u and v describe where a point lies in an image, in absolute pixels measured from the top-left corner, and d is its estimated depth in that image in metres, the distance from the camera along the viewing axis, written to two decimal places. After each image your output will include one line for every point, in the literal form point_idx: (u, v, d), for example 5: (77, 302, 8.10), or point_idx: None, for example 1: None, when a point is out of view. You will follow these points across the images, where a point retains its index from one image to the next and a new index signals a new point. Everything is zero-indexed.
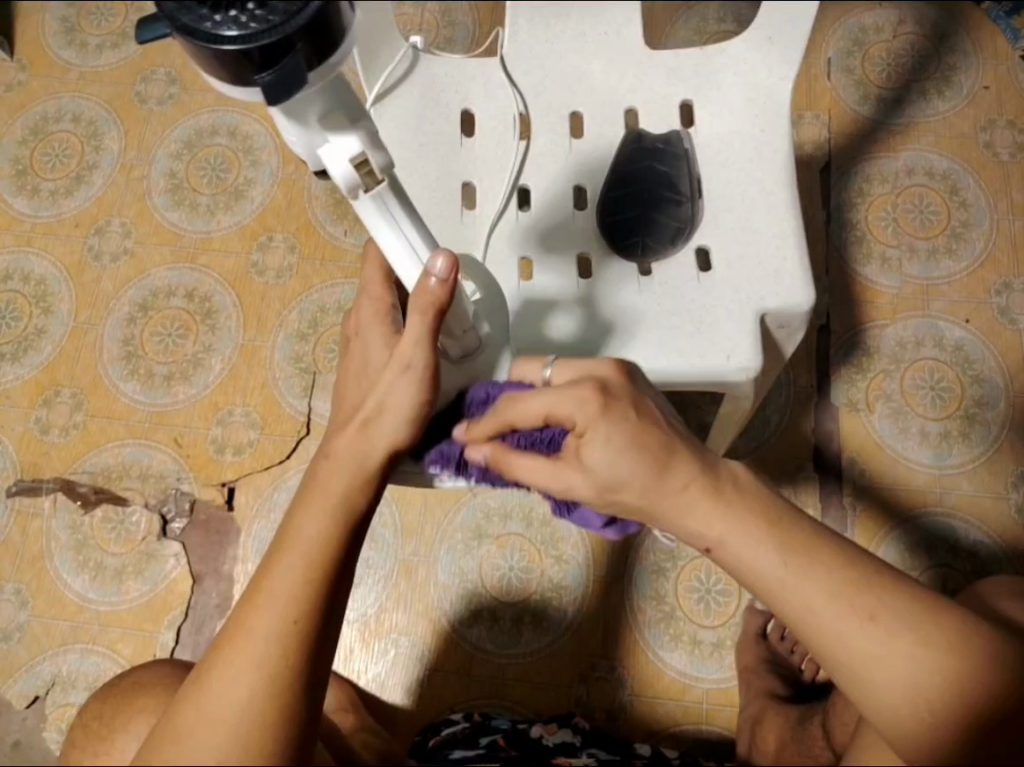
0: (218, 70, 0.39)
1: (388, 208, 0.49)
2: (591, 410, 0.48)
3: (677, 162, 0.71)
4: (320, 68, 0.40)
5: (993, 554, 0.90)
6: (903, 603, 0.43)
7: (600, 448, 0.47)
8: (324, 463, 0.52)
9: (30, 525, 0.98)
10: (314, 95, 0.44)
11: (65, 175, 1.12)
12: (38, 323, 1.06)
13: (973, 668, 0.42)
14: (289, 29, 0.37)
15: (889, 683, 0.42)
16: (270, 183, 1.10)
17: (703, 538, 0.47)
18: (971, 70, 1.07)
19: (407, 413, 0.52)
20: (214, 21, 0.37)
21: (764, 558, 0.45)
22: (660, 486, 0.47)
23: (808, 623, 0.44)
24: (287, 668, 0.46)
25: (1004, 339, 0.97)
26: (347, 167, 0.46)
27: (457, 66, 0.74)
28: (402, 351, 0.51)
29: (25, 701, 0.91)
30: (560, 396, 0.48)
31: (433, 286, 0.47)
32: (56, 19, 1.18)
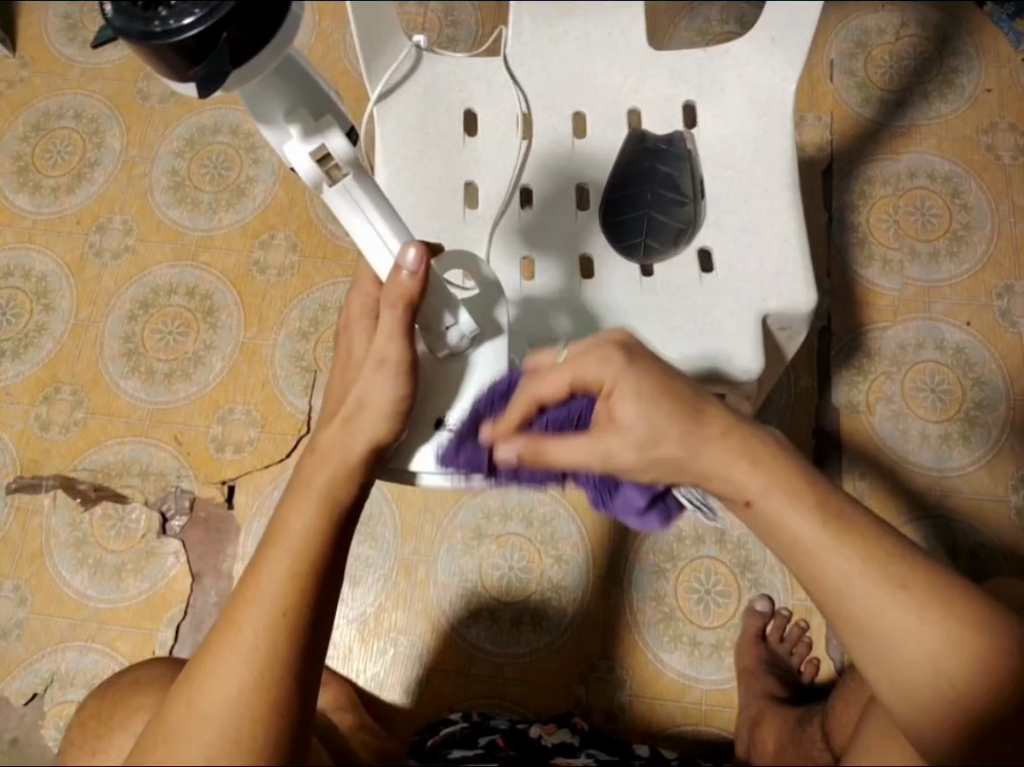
0: (172, 69, 0.41)
1: (350, 195, 0.52)
2: (615, 366, 0.49)
3: (679, 163, 0.71)
4: (267, 49, 0.42)
5: (993, 557, 0.91)
6: (928, 573, 0.45)
7: (631, 404, 0.49)
8: (311, 458, 0.53)
9: (29, 522, 0.98)
10: (269, 92, 0.47)
11: (66, 172, 1.12)
12: (38, 320, 1.06)
13: (992, 648, 0.43)
14: (224, 11, 0.39)
15: (910, 656, 0.43)
16: (272, 181, 1.10)
17: (743, 489, 0.47)
18: (973, 73, 1.07)
19: (387, 410, 0.52)
20: (148, 18, 0.39)
21: (799, 516, 0.45)
22: (700, 435, 0.48)
23: (836, 585, 0.45)
24: (278, 660, 0.46)
25: (1005, 341, 0.97)
26: (310, 161, 0.50)
27: (460, 66, 0.74)
28: (377, 346, 0.52)
29: (24, 699, 0.91)
30: (582, 358, 0.50)
31: (405, 278, 0.50)
32: (58, 16, 1.18)
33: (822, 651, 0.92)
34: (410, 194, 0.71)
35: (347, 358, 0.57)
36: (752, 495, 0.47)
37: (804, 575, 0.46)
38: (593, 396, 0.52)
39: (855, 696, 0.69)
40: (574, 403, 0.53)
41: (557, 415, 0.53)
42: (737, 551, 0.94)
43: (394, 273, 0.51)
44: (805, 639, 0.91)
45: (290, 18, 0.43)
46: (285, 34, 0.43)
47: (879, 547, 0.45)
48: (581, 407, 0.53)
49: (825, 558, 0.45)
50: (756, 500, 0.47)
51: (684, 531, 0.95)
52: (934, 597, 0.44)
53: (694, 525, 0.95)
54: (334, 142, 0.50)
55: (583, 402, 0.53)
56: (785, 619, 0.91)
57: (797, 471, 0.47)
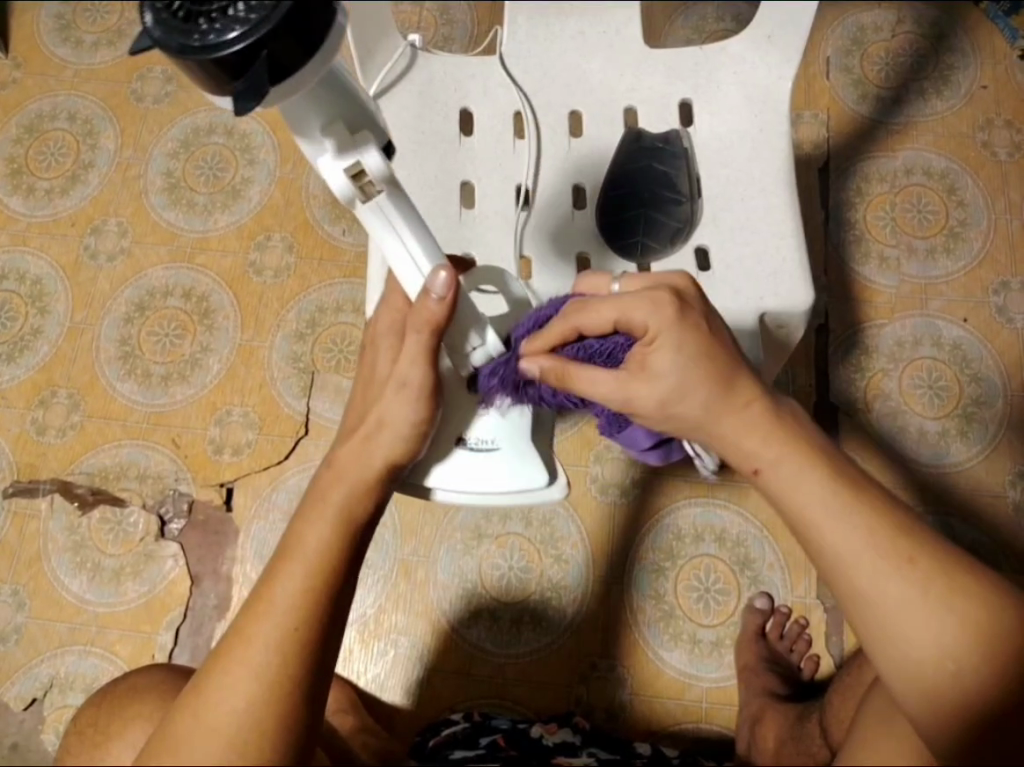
0: (214, 83, 0.41)
1: (384, 213, 0.51)
2: (667, 314, 0.49)
3: (676, 161, 0.71)
4: (309, 64, 0.42)
5: (991, 552, 0.91)
6: (937, 552, 0.45)
7: (671, 355, 0.48)
8: (328, 473, 0.53)
9: (27, 526, 0.97)
10: (310, 107, 0.47)
11: (61, 174, 1.11)
12: (34, 323, 1.05)
13: (998, 631, 0.43)
14: (268, 27, 0.38)
15: (913, 634, 0.43)
16: (268, 183, 1.09)
17: (754, 457, 0.48)
18: (969, 70, 1.07)
19: (407, 429, 0.54)
20: (190, 33, 0.39)
21: (811, 487, 0.46)
22: (725, 403, 0.48)
23: (842, 560, 0.45)
24: (285, 676, 0.46)
25: (1002, 337, 0.98)
26: (344, 176, 0.50)
27: (455, 65, 0.74)
28: (400, 369, 0.54)
29: (23, 704, 0.91)
30: (635, 299, 0.49)
31: (433, 303, 0.50)
32: (50, 17, 1.17)
33: (822, 648, 0.92)
34: (406, 194, 0.71)
35: (367, 376, 0.57)
36: (762, 462, 0.48)
37: (810, 546, 0.47)
38: (630, 337, 0.52)
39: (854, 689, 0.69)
40: (612, 339, 0.52)
41: (592, 346, 0.53)
42: (736, 550, 0.94)
43: (421, 295, 0.51)
44: (805, 636, 0.91)
45: (331, 34, 0.42)
46: (326, 49, 0.42)
47: (889, 523, 0.45)
48: (617, 344, 0.53)
49: (832, 531, 0.45)
50: (766, 468, 0.48)
51: (683, 529, 0.95)
52: (941, 576, 0.44)
53: (693, 523, 0.96)
54: (370, 159, 0.50)
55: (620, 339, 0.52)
56: (786, 617, 0.91)
57: (812, 444, 0.48)
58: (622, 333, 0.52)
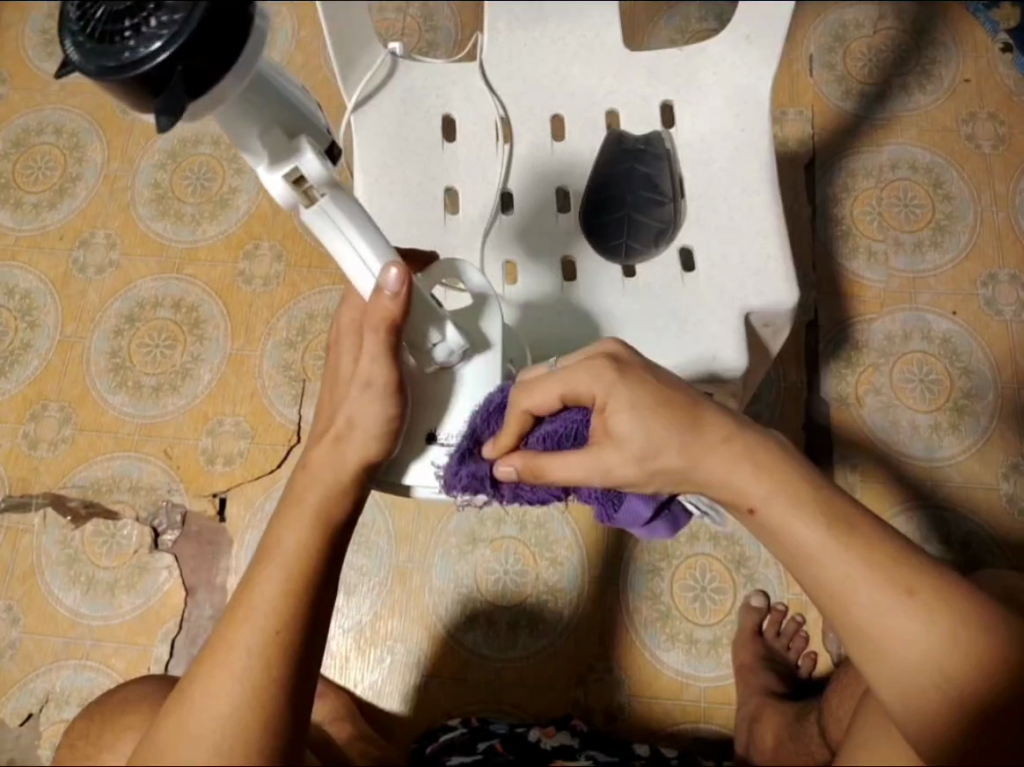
0: (140, 103, 0.41)
1: (330, 216, 0.51)
2: (607, 380, 0.50)
3: (658, 162, 0.71)
4: (229, 74, 0.42)
5: (986, 545, 0.91)
6: (937, 581, 0.45)
7: (627, 417, 0.50)
8: (304, 473, 0.54)
9: (20, 541, 0.97)
10: (241, 116, 0.46)
11: (48, 187, 1.11)
12: (24, 337, 1.05)
13: (1000, 659, 0.43)
14: (182, 39, 0.39)
15: (913, 662, 0.43)
16: (256, 192, 1.09)
17: (747, 494, 0.48)
18: (951, 64, 1.07)
19: (375, 428, 0.55)
20: (111, 54, 0.39)
21: (806, 522, 0.46)
22: (700, 443, 0.49)
23: (840, 591, 0.45)
24: (269, 678, 0.47)
25: (991, 330, 0.98)
26: (285, 182, 0.50)
27: (437, 73, 0.73)
28: (362, 367, 0.54)
29: (19, 719, 0.91)
30: (574, 372, 0.51)
31: (386, 299, 0.50)
32: (36, 32, 1.18)
33: (819, 644, 0.92)
34: (391, 202, 0.71)
35: (331, 374, 0.58)
36: (756, 501, 0.48)
37: (807, 579, 0.46)
38: (586, 411, 0.53)
39: (850, 691, 0.69)
40: (570, 419, 0.54)
41: (554, 432, 0.55)
42: (731, 548, 0.94)
43: (375, 293, 0.51)
44: (802, 632, 0.91)
45: (254, 36, 0.42)
46: (247, 56, 0.42)
47: (885, 554, 0.45)
48: (576, 422, 0.55)
49: (828, 560, 0.45)
50: (761, 507, 0.47)
51: (678, 528, 0.95)
52: (940, 604, 0.44)
53: (688, 523, 0.95)
54: (307, 164, 0.49)
55: (577, 415, 0.54)
56: (781, 616, 0.92)
57: (804, 477, 0.48)
58: (575, 408, 0.54)
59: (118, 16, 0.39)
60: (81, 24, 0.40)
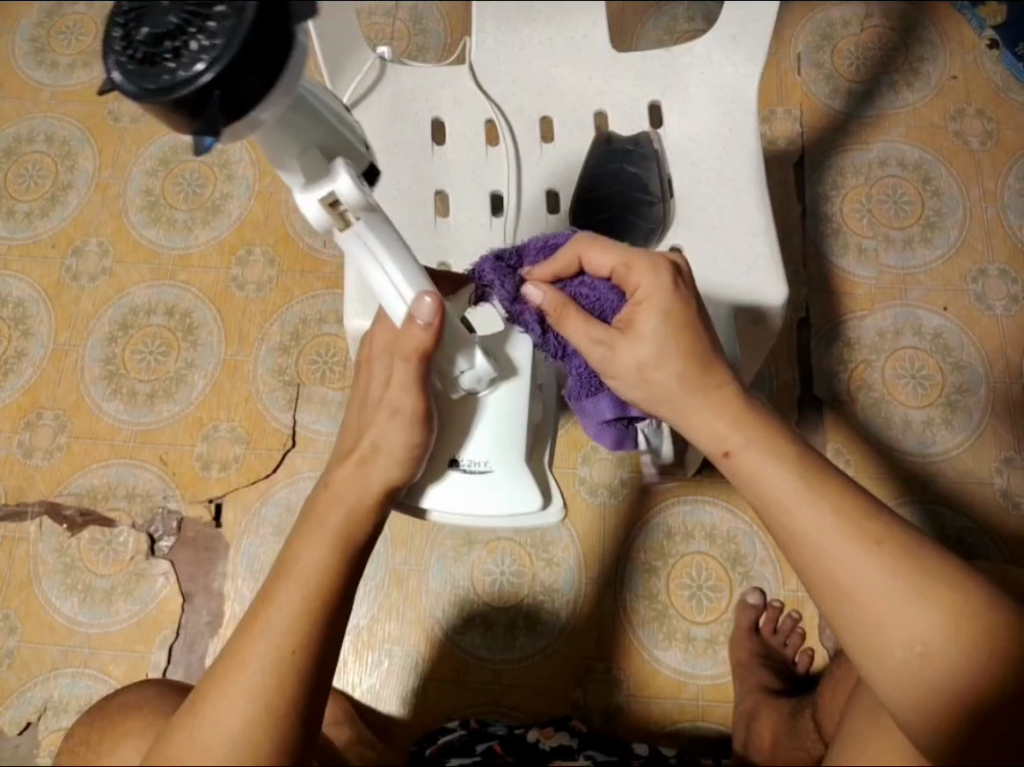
0: (180, 126, 0.39)
1: (365, 242, 0.49)
2: (663, 279, 0.53)
3: (646, 162, 0.71)
4: (270, 95, 0.39)
5: (979, 539, 0.91)
6: (908, 540, 0.46)
7: (654, 321, 0.53)
8: (325, 494, 0.54)
9: (17, 550, 0.97)
10: (279, 135, 0.44)
11: (40, 196, 1.11)
12: (18, 346, 1.05)
13: (968, 615, 0.44)
14: (226, 63, 0.36)
15: (885, 615, 0.44)
16: (247, 197, 1.10)
17: (724, 440, 0.51)
18: (938, 60, 1.08)
19: (400, 454, 0.54)
20: (157, 74, 0.37)
21: (774, 471, 0.49)
22: (696, 385, 0.52)
23: (812, 543, 0.46)
24: (283, 697, 0.47)
25: (982, 325, 0.98)
26: (319, 206, 0.48)
27: (426, 77, 0.74)
28: (391, 394, 0.54)
29: (18, 728, 0.91)
30: (639, 256, 0.54)
31: (418, 330, 0.50)
32: (25, 41, 1.18)
33: (816, 641, 0.93)
34: (382, 205, 0.71)
35: (361, 392, 0.57)
36: (733, 445, 0.51)
37: (782, 532, 0.48)
38: (624, 297, 0.56)
39: (841, 683, 0.71)
40: (605, 294, 0.56)
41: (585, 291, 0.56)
42: (727, 546, 0.95)
43: (407, 322, 0.51)
44: (799, 629, 0.92)
45: (297, 53, 0.40)
46: (287, 79, 0.40)
47: (859, 513, 0.47)
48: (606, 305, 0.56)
49: (805, 520, 0.47)
50: (736, 452, 0.51)
51: (673, 527, 0.96)
52: (914, 561, 0.45)
53: (684, 522, 0.96)
54: (343, 187, 0.47)
55: (613, 298, 0.56)
56: (777, 611, 0.92)
57: (777, 430, 0.51)
58: (617, 291, 0.56)
59: (158, 35, 0.36)
60: (118, 39, 0.37)
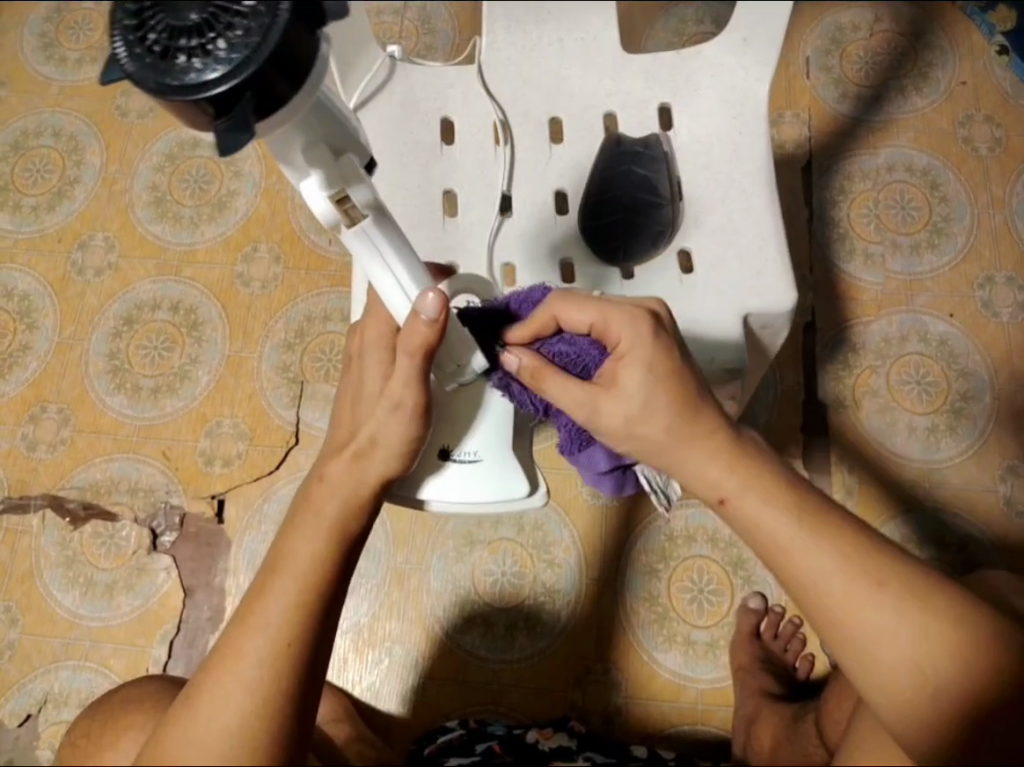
0: (199, 120, 0.37)
1: (370, 240, 0.49)
2: (643, 331, 0.51)
3: (655, 165, 0.71)
4: (297, 94, 0.38)
5: (982, 546, 0.91)
6: (909, 576, 0.46)
7: (638, 375, 0.51)
8: (319, 485, 0.53)
9: (18, 543, 0.97)
10: (295, 133, 0.42)
11: (47, 190, 1.12)
12: (23, 339, 1.05)
13: (972, 646, 0.43)
14: (257, 64, 0.35)
15: (889, 651, 0.44)
16: (254, 194, 1.10)
17: (718, 487, 0.50)
18: (948, 66, 1.08)
19: (398, 448, 0.54)
20: (181, 69, 0.35)
21: (772, 514, 0.48)
22: (688, 432, 0.50)
23: (813, 584, 0.46)
24: (278, 691, 0.47)
25: (988, 332, 0.98)
26: (328, 202, 0.46)
27: (436, 75, 0.74)
28: (392, 390, 0.52)
29: (17, 721, 0.91)
30: (616, 312, 0.52)
31: (422, 326, 0.49)
32: (34, 35, 1.18)
33: (816, 647, 0.93)
34: (391, 203, 0.71)
35: (354, 389, 0.56)
36: (727, 491, 0.49)
37: (783, 574, 0.48)
38: (605, 350, 0.54)
39: (844, 694, 0.71)
40: (585, 351, 0.55)
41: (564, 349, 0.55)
42: (728, 550, 0.95)
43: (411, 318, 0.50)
44: (799, 635, 0.92)
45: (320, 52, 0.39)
46: (313, 78, 0.39)
47: (859, 549, 0.46)
48: (589, 359, 0.55)
49: (804, 562, 0.46)
50: (730, 498, 0.49)
51: (675, 530, 0.96)
52: (915, 593, 0.45)
53: (687, 525, 0.96)
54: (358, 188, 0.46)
55: (594, 351, 0.55)
56: (778, 615, 0.92)
57: (773, 469, 0.50)
58: (597, 345, 0.55)
59: (182, 31, 0.35)
60: (137, 29, 0.35)
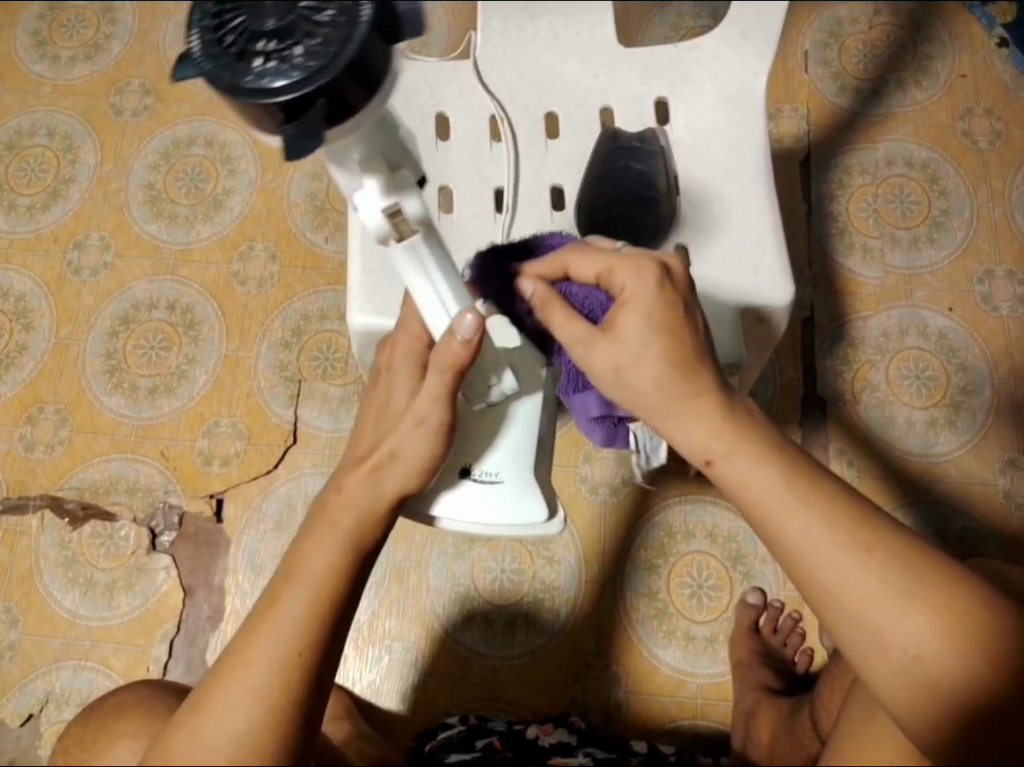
0: (266, 123, 0.38)
1: (415, 254, 0.49)
2: (647, 281, 0.51)
3: (653, 159, 0.70)
4: (366, 107, 0.39)
5: (982, 540, 0.91)
6: (900, 544, 0.45)
7: (637, 322, 0.51)
8: (336, 499, 0.52)
9: (17, 544, 0.97)
10: (356, 142, 0.43)
11: (42, 189, 1.11)
12: (19, 339, 1.05)
13: (959, 615, 0.43)
14: (335, 74, 0.36)
15: (876, 618, 0.44)
16: (249, 192, 1.09)
17: (706, 448, 0.49)
18: (947, 58, 1.07)
19: (418, 464, 0.52)
20: (258, 73, 0.36)
21: (761, 477, 0.47)
22: (682, 391, 0.50)
23: (801, 549, 0.46)
24: (287, 699, 0.47)
25: (988, 326, 0.98)
26: (382, 215, 0.47)
27: (433, 71, 0.74)
28: (418, 403, 0.51)
29: (19, 721, 0.91)
30: (624, 260, 0.52)
31: (457, 345, 0.49)
32: (27, 32, 1.17)
33: (815, 640, 0.93)
34: None
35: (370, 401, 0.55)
36: (715, 453, 0.49)
37: (770, 539, 0.47)
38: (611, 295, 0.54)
39: (838, 684, 0.71)
40: (592, 296, 0.55)
41: (575, 292, 0.56)
42: (727, 545, 0.95)
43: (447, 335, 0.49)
44: (799, 629, 0.92)
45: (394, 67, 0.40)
46: (386, 89, 0.40)
47: (848, 516, 0.46)
48: (597, 303, 0.56)
49: (793, 528, 0.46)
50: (718, 459, 0.49)
51: (674, 526, 0.96)
52: (904, 561, 0.45)
53: (686, 521, 0.96)
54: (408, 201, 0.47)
55: (601, 297, 0.56)
56: (778, 610, 0.92)
57: (762, 434, 0.49)
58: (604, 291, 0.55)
59: (262, 35, 0.36)
60: (216, 30, 0.37)
